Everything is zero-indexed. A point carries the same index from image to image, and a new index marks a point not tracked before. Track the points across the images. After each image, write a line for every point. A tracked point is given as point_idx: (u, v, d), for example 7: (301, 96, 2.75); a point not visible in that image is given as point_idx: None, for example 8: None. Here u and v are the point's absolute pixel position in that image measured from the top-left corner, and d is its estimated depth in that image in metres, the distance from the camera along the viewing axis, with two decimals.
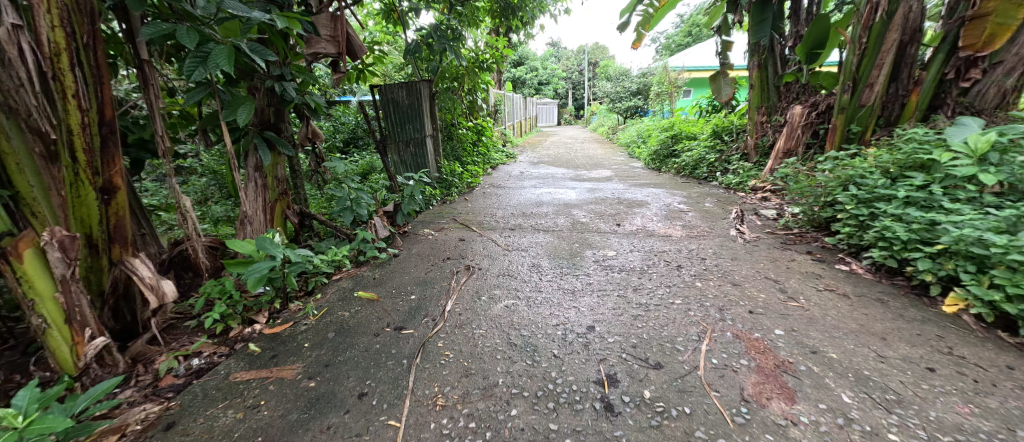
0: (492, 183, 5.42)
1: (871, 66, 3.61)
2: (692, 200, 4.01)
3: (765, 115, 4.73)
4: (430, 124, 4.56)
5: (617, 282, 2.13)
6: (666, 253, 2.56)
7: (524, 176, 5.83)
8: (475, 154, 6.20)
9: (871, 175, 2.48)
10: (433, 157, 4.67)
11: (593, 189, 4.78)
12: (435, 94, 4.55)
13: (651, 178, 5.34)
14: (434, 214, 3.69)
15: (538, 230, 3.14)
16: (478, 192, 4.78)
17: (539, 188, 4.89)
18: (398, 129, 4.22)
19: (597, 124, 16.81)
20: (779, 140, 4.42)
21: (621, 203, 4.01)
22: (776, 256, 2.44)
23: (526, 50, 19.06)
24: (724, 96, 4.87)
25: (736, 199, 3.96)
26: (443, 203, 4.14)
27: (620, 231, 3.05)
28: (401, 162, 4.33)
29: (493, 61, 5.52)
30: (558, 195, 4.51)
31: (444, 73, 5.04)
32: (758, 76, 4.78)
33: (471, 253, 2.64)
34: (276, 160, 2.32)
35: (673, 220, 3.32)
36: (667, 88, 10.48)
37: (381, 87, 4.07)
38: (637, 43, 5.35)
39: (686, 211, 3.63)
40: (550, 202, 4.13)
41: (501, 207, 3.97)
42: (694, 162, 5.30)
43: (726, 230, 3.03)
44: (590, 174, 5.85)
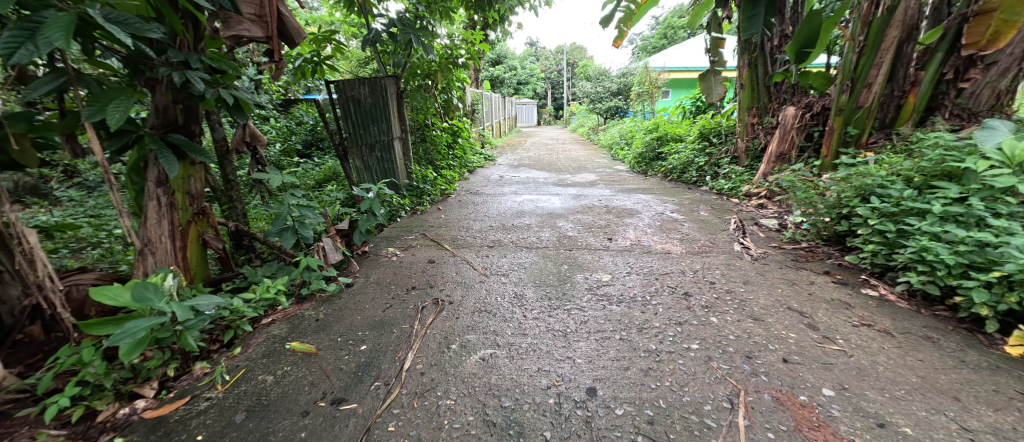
0: (469, 189, 5.00)
1: (870, 65, 3.39)
2: (686, 208, 3.70)
3: (756, 116, 4.48)
4: (398, 125, 4.09)
5: (617, 319, 1.75)
6: (668, 276, 2.21)
7: (503, 181, 5.43)
8: (450, 158, 5.77)
9: (892, 185, 2.21)
10: (402, 162, 4.20)
11: (578, 196, 4.43)
12: (402, 91, 4.07)
13: (638, 182, 5.04)
14: (402, 229, 3.25)
15: (520, 248, 2.74)
16: (454, 201, 4.34)
17: (521, 195, 4.51)
18: (361, 131, 3.75)
19: (577, 125, 16.60)
20: (771, 142, 4.19)
21: (610, 212, 3.66)
22: (793, 278, 2.13)
23: (504, 49, 18.69)
24: (716, 96, 4.63)
25: (731, 207, 3.69)
26: (413, 215, 3.70)
27: (614, 248, 2.69)
28: (365, 168, 3.86)
29: (468, 56, 5.10)
30: (541, 203, 4.14)
31: (414, 69, 4.60)
32: (747, 76, 4.52)
33: (441, 281, 2.21)
34: (188, 172, 1.84)
35: (669, 233, 2.99)
36: (648, 88, 10.30)
37: (338, 83, 3.57)
38: (619, 41, 5.03)
39: (681, 220, 3.32)
40: (533, 212, 3.74)
41: (479, 219, 3.56)
42: (682, 165, 5.04)
43: (729, 244, 2.72)
44: (574, 178, 5.50)
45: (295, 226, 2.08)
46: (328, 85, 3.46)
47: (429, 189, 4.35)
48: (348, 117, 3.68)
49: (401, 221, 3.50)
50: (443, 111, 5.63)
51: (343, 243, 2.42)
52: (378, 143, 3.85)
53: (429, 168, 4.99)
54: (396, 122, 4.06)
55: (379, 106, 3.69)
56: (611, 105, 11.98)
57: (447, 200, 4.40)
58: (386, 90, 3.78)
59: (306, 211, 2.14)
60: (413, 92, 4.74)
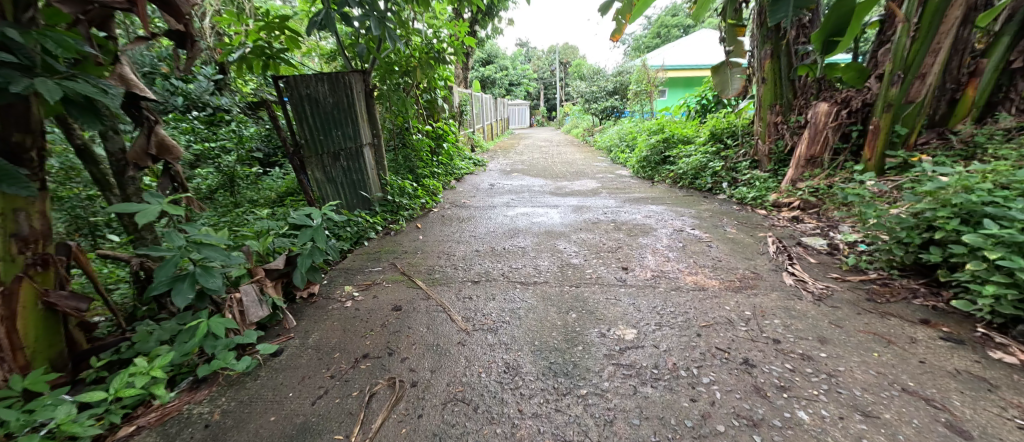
0: (455, 200, 4.40)
1: (925, 52, 2.85)
2: (709, 223, 3.14)
3: (780, 115, 3.92)
4: (367, 129, 3.50)
5: (658, 419, 1.17)
6: (713, 329, 1.63)
7: (494, 191, 4.82)
8: (434, 165, 5.17)
9: (1008, 203, 1.66)
10: (373, 172, 3.60)
11: (579, 208, 3.85)
12: (373, 89, 3.53)
13: (645, 191, 4.49)
14: (367, 258, 2.63)
15: (513, 285, 2.14)
16: (436, 216, 3.75)
17: (514, 209, 3.91)
18: (322, 137, 3.09)
19: (572, 126, 16.06)
20: (799, 144, 3.65)
21: (620, 229, 3.08)
22: (884, 333, 1.57)
23: (495, 48, 18.12)
24: (731, 93, 4.10)
25: (760, 221, 3.14)
26: (385, 236, 3.10)
27: (633, 283, 2.10)
28: (330, 180, 3.19)
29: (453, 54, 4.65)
30: (536, 217, 3.56)
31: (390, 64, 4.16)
32: (770, 70, 3.87)
33: (403, 343, 1.61)
34: (14, 203, 1.24)
35: (697, 259, 2.42)
36: (646, 87, 9.76)
37: (290, 77, 2.82)
38: (616, 34, 4.46)
39: (707, 240, 2.76)
40: (528, 232, 3.13)
41: (464, 241, 2.96)
42: (694, 170, 4.49)
43: (777, 275, 2.15)
44: (573, 186, 4.92)
45: (195, 275, 1.47)
46: (275, 79, 2.74)
47: (406, 203, 3.75)
48: (304, 119, 2.94)
49: (369, 246, 2.89)
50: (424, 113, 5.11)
51: (277, 288, 1.81)
52: (343, 150, 3.26)
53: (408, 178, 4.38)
54: (365, 125, 3.45)
55: (342, 107, 3.15)
56: (607, 105, 11.47)
57: (428, 215, 3.79)
58: (352, 88, 3.22)
59: (216, 251, 1.53)
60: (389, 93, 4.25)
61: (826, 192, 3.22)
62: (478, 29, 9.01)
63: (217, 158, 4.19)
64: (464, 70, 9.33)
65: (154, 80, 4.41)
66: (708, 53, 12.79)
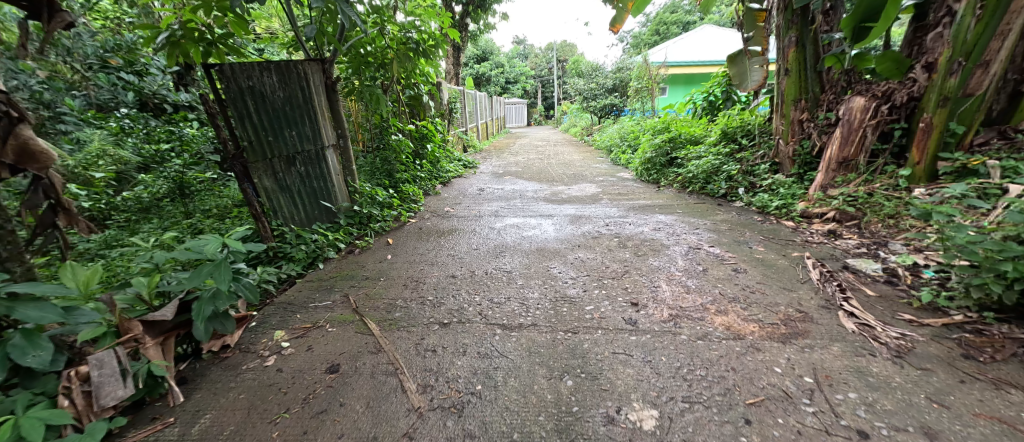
0: (437, 209, 3.91)
1: (990, 35, 2.41)
2: (730, 239, 2.67)
3: (805, 111, 3.43)
4: (330, 129, 3.01)
5: None
6: (767, 410, 1.15)
7: (482, 197, 4.33)
8: (417, 168, 4.68)
9: None
10: (339, 179, 3.10)
11: (576, 218, 3.36)
12: (335, 82, 3.02)
13: (650, 197, 4.02)
14: (316, 287, 2.14)
15: (491, 330, 1.65)
16: (412, 228, 3.25)
17: (503, 220, 3.42)
18: (271, 138, 2.59)
19: (569, 125, 15.57)
20: (830, 145, 3.17)
21: (625, 247, 2.60)
22: (1014, 419, 1.10)
23: (490, 44, 17.59)
24: (752, 85, 3.63)
25: (790, 237, 2.67)
26: (348, 256, 2.61)
27: (647, 327, 1.62)
28: (281, 188, 2.68)
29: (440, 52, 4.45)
30: (527, 230, 3.08)
31: (368, 58, 3.89)
32: (795, 59, 3.39)
33: (325, 435, 1.13)
34: None
35: (723, 289, 1.94)
36: (647, 84, 9.26)
37: (225, 66, 2.30)
38: (616, 25, 3.92)
39: (731, 261, 2.28)
40: (517, 251, 2.64)
41: (439, 263, 2.46)
42: (705, 173, 4.02)
43: (830, 315, 1.67)
44: (570, 191, 4.43)
45: (9, 347, 0.99)
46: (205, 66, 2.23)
47: (379, 213, 3.27)
48: (245, 116, 2.44)
49: (324, 270, 2.40)
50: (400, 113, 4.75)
51: (162, 348, 1.33)
52: (297, 153, 2.76)
53: (382, 183, 3.88)
54: (328, 124, 2.97)
55: (293, 102, 2.66)
56: (606, 103, 10.98)
57: (405, 227, 3.30)
58: (308, 81, 2.73)
59: (44, 309, 1.06)
60: (362, 94, 3.96)
61: (867, 201, 2.75)
62: (470, 22, 8.50)
63: (167, 162, 3.70)
64: (455, 65, 8.83)
65: (98, 74, 3.90)
66: (710, 49, 12.30)
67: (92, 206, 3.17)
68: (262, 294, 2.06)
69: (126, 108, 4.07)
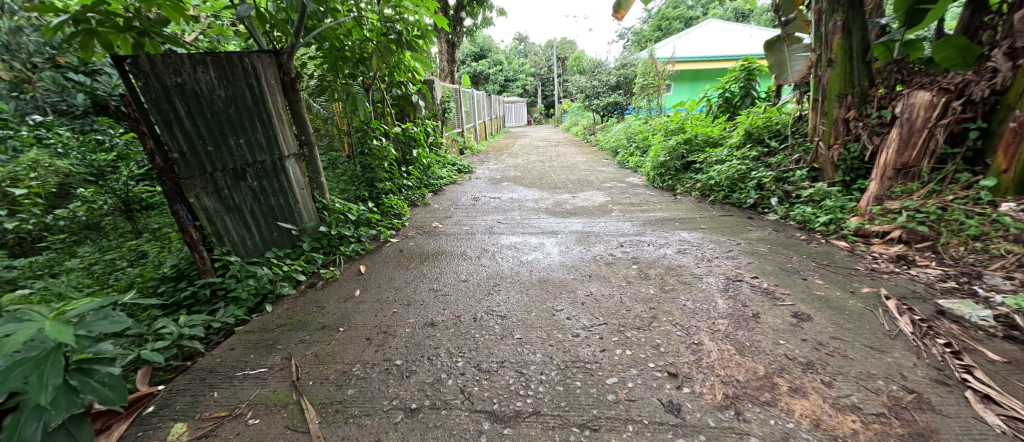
0: (424, 223, 3.42)
1: None
2: (777, 267, 2.17)
3: (851, 108, 2.93)
4: (291, 135, 2.53)
5: None
6: None
7: (476, 209, 3.85)
8: (404, 176, 4.19)
9: None
10: (303, 193, 2.63)
11: (584, 236, 2.87)
12: (296, 79, 2.54)
13: (668, 208, 3.52)
14: (254, 344, 1.66)
15: (476, 424, 1.17)
16: (391, 250, 2.77)
17: (501, 238, 2.93)
18: (211, 148, 2.11)
19: (570, 124, 15.03)
20: (886, 150, 2.67)
21: (648, 279, 2.11)
22: None
23: (488, 40, 17.01)
24: (795, 76, 3.25)
25: (850, 263, 2.18)
26: (307, 293, 2.13)
27: (697, 421, 1.14)
28: (227, 209, 2.20)
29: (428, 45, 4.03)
30: (526, 253, 2.60)
31: (346, 53, 3.42)
32: (840, 47, 2.88)
33: None
34: None
35: (789, 348, 1.45)
36: (654, 80, 8.71)
37: (142, 58, 1.82)
38: (620, 11, 3.41)
39: (787, 302, 1.79)
40: (515, 283, 2.15)
41: (417, 303, 1.97)
42: (729, 179, 3.52)
43: (954, 399, 1.18)
44: (575, 201, 3.95)
45: None
46: (114, 59, 1.75)
47: (354, 232, 2.80)
48: (175, 122, 1.96)
49: (273, 313, 1.92)
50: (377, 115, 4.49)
51: None
52: (248, 166, 2.28)
53: (361, 195, 3.40)
54: (287, 130, 2.48)
55: (238, 103, 2.18)
56: (610, 101, 10.46)
57: (383, 247, 2.82)
58: (258, 78, 2.25)
59: None
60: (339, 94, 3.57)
61: (941, 218, 2.25)
62: (466, 15, 8.00)
63: None
64: (450, 62, 8.32)
65: None
66: (717, 44, 11.77)
67: (16, 227, 2.68)
68: (181, 355, 1.57)
69: (82, 112, 3.31)
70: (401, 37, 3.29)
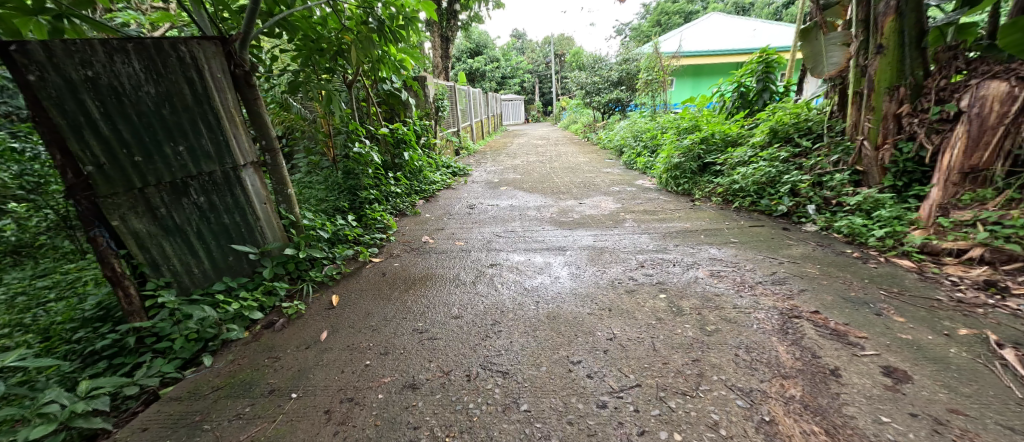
0: (412, 237, 3.01)
1: None
2: (839, 297, 1.77)
3: (904, 102, 2.53)
4: (247, 140, 2.11)
5: None
6: None
7: (472, 218, 3.44)
8: (391, 182, 3.78)
9: None
10: (266, 208, 2.22)
11: (597, 254, 2.47)
12: (253, 72, 2.12)
13: (687, 217, 3.13)
14: (176, 422, 1.25)
15: None
16: (371, 273, 2.36)
17: (500, 257, 2.53)
18: (140, 158, 1.70)
19: (569, 121, 14.62)
20: (950, 150, 2.29)
21: (683, 315, 1.71)
22: None
23: (484, 36, 16.55)
24: (831, 69, 2.76)
25: (928, 291, 1.78)
26: (263, 336, 1.73)
27: None
28: (165, 232, 1.79)
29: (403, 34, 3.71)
30: (530, 277, 2.20)
31: (323, 43, 3.00)
32: (892, 31, 2.48)
33: None
34: None
35: (900, 431, 1.06)
36: (658, 75, 8.30)
37: (35, 44, 1.40)
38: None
39: (869, 351, 1.40)
40: (518, 321, 1.75)
41: (396, 351, 1.57)
42: (756, 183, 3.13)
43: None
44: (581, 208, 3.56)
45: None
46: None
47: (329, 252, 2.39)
48: (88, 128, 1.54)
49: (213, 369, 1.51)
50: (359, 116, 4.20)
51: None
52: (191, 178, 1.87)
53: (341, 206, 2.99)
54: (243, 134, 2.07)
55: (173, 102, 1.77)
56: (612, 98, 10.05)
57: (362, 269, 2.40)
58: (199, 71, 1.83)
59: None
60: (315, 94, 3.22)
61: None
62: (459, 8, 7.60)
63: None
64: (443, 58, 7.91)
65: None
66: (722, 38, 11.37)
67: None
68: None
69: None
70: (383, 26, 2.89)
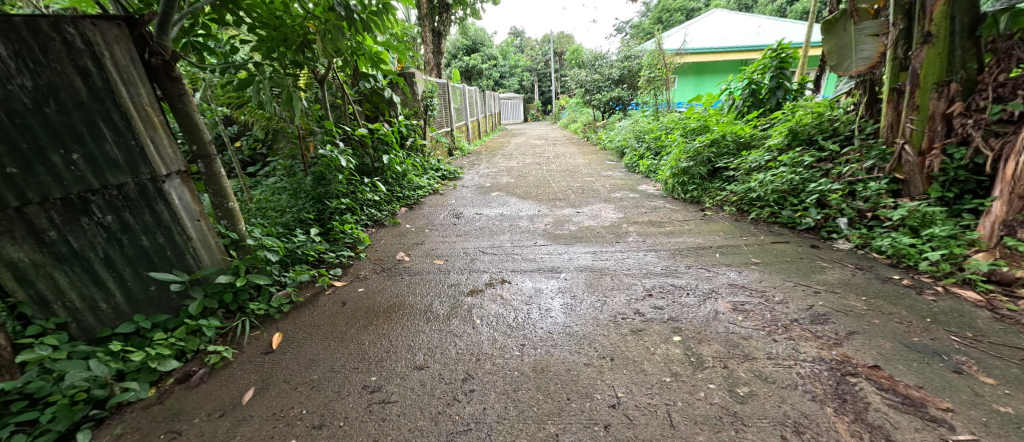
0: (386, 254, 2.64)
1: None
2: (900, 345, 1.41)
3: (955, 100, 2.17)
4: (172, 145, 1.74)
5: None
6: None
7: (457, 230, 3.08)
8: (368, 188, 3.42)
9: None
10: (199, 225, 1.85)
11: (595, 279, 2.11)
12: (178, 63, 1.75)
13: (699, 229, 2.76)
14: None
15: None
16: (328, 302, 1.99)
17: (483, 281, 2.16)
18: (16, 170, 1.32)
19: (568, 121, 14.25)
20: (1014, 156, 1.92)
21: (706, 369, 1.34)
22: None
23: (481, 32, 16.16)
24: (861, 64, 2.48)
25: (1012, 336, 1.43)
26: (174, 394, 1.37)
27: None
28: (56, 262, 1.42)
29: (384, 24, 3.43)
30: (517, 309, 1.84)
31: (286, 31, 2.64)
32: (941, 17, 2.11)
33: None
34: None
35: None
36: (661, 72, 7.93)
37: None
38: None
39: (965, 433, 1.04)
40: (497, 375, 1.39)
41: (335, 423, 1.20)
42: (776, 192, 2.76)
43: None
44: (579, 218, 3.19)
45: None
46: None
47: (279, 275, 2.03)
48: None
49: None
50: (337, 115, 3.86)
51: None
52: (93, 193, 1.50)
53: (304, 218, 2.63)
54: (165, 137, 1.70)
55: (61, 97, 1.41)
56: (613, 96, 9.68)
57: (317, 296, 2.03)
58: (98, 59, 1.47)
59: None
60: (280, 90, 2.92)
61: None
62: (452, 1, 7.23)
63: None
64: (435, 54, 7.55)
65: None
66: (726, 34, 11.00)
67: None
68: None
69: None
70: (353, 12, 2.52)
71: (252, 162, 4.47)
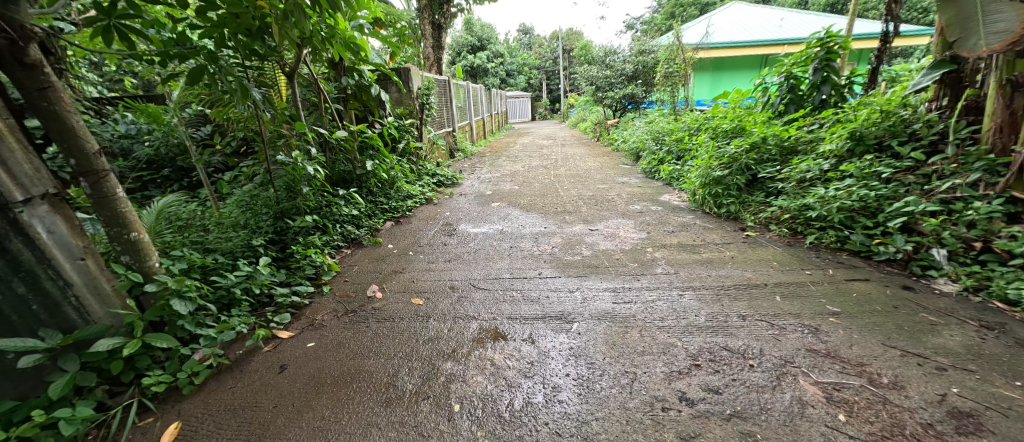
0: (356, 286, 2.15)
1: None
2: None
3: None
4: (32, 160, 1.26)
5: None
6: None
7: (446, 252, 2.58)
8: (345, 200, 2.92)
9: None
10: (84, 266, 1.37)
11: (619, 334, 1.58)
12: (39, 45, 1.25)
13: (744, 257, 2.21)
14: None
15: None
16: (261, 366, 1.49)
17: (469, 335, 1.64)
18: None
19: (578, 120, 13.67)
20: None
21: None
22: None
23: (487, 29, 15.65)
24: (994, 41, 1.77)
25: None
26: None
27: None
28: None
29: (367, 11, 3.03)
30: (513, 385, 1.33)
31: (237, 12, 2.16)
32: None
33: None
34: None
35: None
36: (679, 68, 7.33)
37: None
38: None
39: None
40: None
41: None
42: (842, 212, 2.21)
43: None
44: (593, 238, 2.67)
45: None
46: None
47: (201, 327, 1.53)
48: None
49: None
50: (314, 115, 3.39)
51: None
52: None
53: (256, 242, 2.14)
54: (17, 148, 1.22)
55: None
56: (626, 93, 9.10)
57: (250, 357, 1.53)
58: None
59: None
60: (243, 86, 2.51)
61: None
62: None
63: None
64: (436, 49, 7.08)
65: None
66: (747, 28, 10.35)
67: None
68: None
69: None
70: None
71: (227, 167, 4.02)
